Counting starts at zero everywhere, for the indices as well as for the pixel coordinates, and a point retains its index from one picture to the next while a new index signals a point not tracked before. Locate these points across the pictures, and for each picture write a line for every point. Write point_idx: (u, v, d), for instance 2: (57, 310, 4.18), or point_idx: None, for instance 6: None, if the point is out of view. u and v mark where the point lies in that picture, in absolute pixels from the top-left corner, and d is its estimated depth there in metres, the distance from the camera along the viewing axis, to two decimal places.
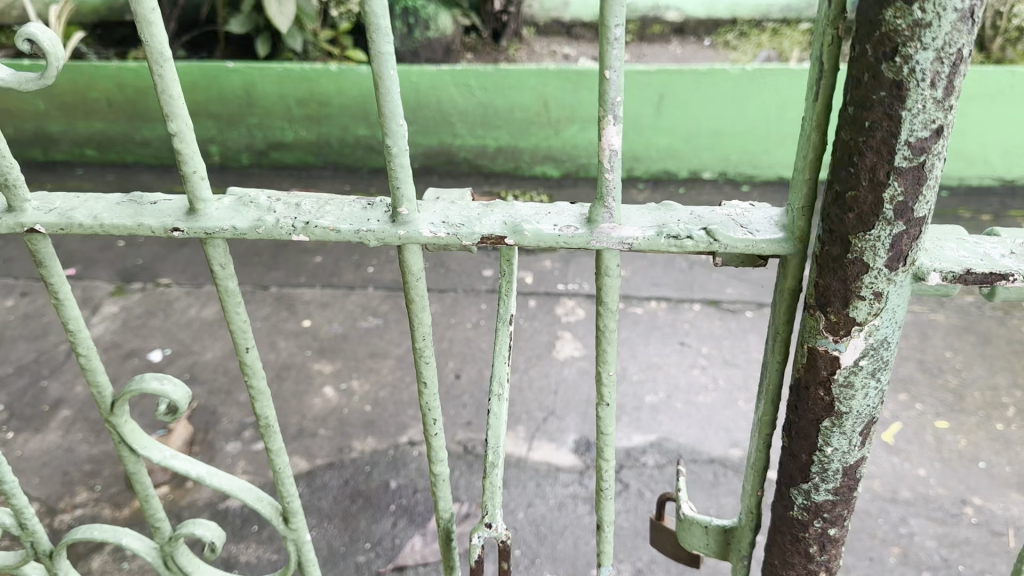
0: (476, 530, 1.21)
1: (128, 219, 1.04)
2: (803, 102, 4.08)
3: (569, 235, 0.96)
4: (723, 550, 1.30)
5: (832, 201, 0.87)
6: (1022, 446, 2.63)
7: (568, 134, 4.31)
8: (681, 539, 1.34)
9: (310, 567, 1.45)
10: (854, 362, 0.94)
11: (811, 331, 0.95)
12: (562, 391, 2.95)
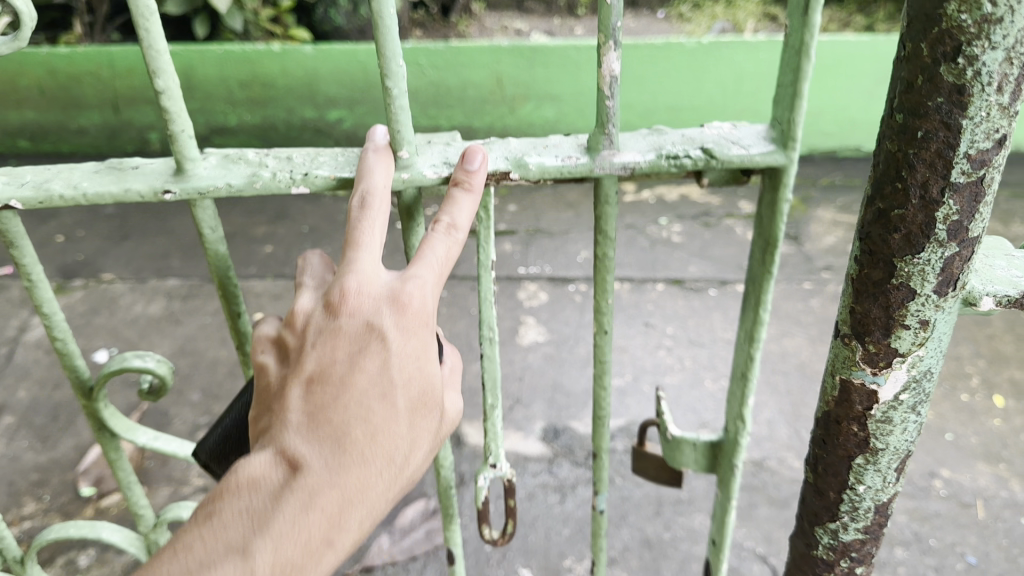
0: (482, 470, 1.19)
1: (112, 185, 0.95)
2: (760, 76, 4.05)
3: (572, 164, 0.96)
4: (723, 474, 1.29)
5: (873, 220, 0.81)
6: (987, 415, 2.65)
7: (524, 112, 4.23)
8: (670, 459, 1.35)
9: None
10: (893, 396, 0.89)
11: (845, 361, 0.90)
12: (527, 377, 2.89)
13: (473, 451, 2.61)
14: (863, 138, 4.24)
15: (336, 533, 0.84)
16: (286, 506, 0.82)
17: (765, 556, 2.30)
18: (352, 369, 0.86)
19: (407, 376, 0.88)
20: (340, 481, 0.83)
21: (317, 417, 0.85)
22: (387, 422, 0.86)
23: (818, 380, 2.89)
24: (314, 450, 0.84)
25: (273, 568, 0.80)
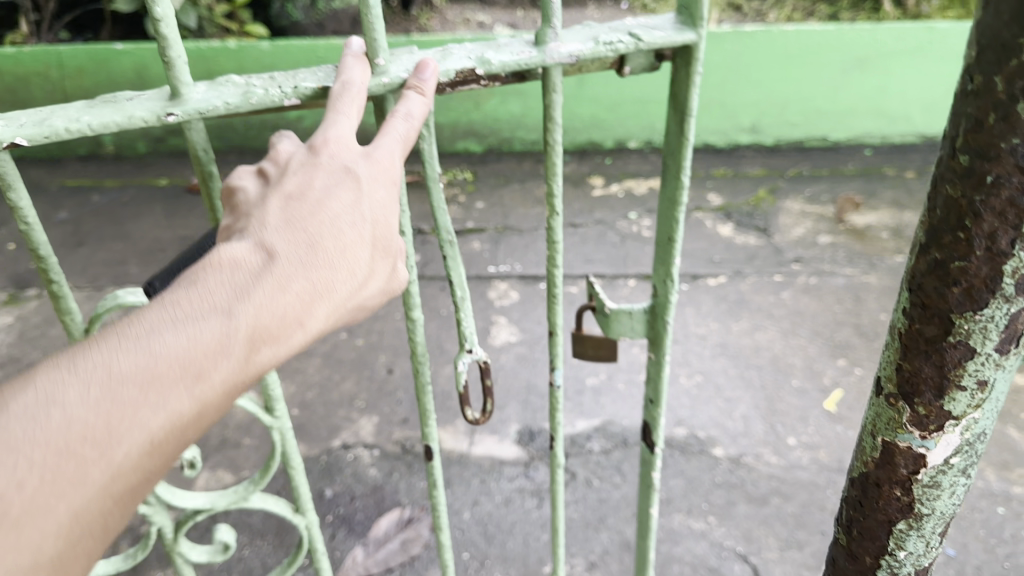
0: (461, 356, 1.21)
1: (114, 114, 0.93)
2: (725, 68, 4.06)
3: (526, 58, 1.03)
4: (655, 336, 1.32)
5: (927, 271, 0.82)
6: None
7: (489, 107, 4.17)
8: (606, 330, 1.33)
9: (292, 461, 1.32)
10: (941, 458, 0.92)
11: (890, 423, 0.93)
12: (501, 378, 2.83)
13: (447, 456, 2.56)
14: (828, 129, 4.25)
15: (308, 316, 0.81)
16: (264, 279, 0.79)
17: (745, 555, 2.26)
18: (332, 190, 0.88)
19: (373, 204, 0.90)
20: (315, 271, 0.82)
21: (290, 217, 0.85)
22: (358, 246, 0.87)
23: (792, 374, 2.86)
24: (290, 238, 0.83)
25: (258, 323, 0.78)
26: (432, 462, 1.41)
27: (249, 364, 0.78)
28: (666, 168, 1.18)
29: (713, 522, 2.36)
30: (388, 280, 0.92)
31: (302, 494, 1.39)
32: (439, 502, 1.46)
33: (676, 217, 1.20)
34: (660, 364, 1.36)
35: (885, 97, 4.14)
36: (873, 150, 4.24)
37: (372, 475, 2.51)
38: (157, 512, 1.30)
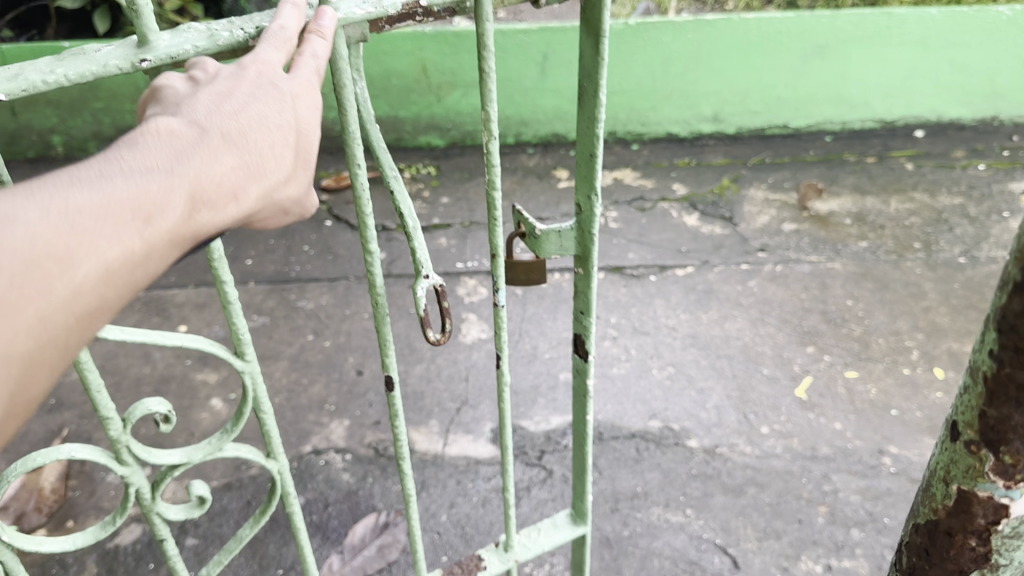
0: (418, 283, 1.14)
1: (87, 64, 0.87)
2: (686, 57, 4.06)
3: None
4: (583, 254, 1.29)
5: (1016, 316, 0.80)
6: (929, 389, 2.71)
7: (451, 100, 4.11)
8: (536, 250, 1.29)
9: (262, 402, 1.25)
10: (1021, 511, 0.92)
11: (967, 470, 0.92)
12: (473, 377, 2.80)
13: (422, 457, 2.52)
14: (789, 116, 4.28)
15: (243, 193, 0.80)
16: (203, 151, 0.77)
17: (724, 547, 2.24)
18: (263, 88, 0.86)
19: (299, 111, 0.88)
20: (247, 154, 0.80)
21: (216, 107, 0.82)
22: (288, 142, 0.85)
23: (762, 362, 2.87)
24: (224, 120, 0.81)
25: (201, 185, 0.76)
26: (391, 394, 1.32)
27: (191, 222, 0.75)
28: (583, 90, 1.15)
29: (691, 514, 2.33)
30: (304, 193, 0.90)
31: (273, 434, 1.29)
32: (400, 434, 1.39)
33: (596, 134, 1.16)
34: (588, 280, 1.33)
35: (843, 83, 4.18)
36: (832, 137, 4.31)
37: (345, 480, 2.45)
38: (135, 472, 1.16)
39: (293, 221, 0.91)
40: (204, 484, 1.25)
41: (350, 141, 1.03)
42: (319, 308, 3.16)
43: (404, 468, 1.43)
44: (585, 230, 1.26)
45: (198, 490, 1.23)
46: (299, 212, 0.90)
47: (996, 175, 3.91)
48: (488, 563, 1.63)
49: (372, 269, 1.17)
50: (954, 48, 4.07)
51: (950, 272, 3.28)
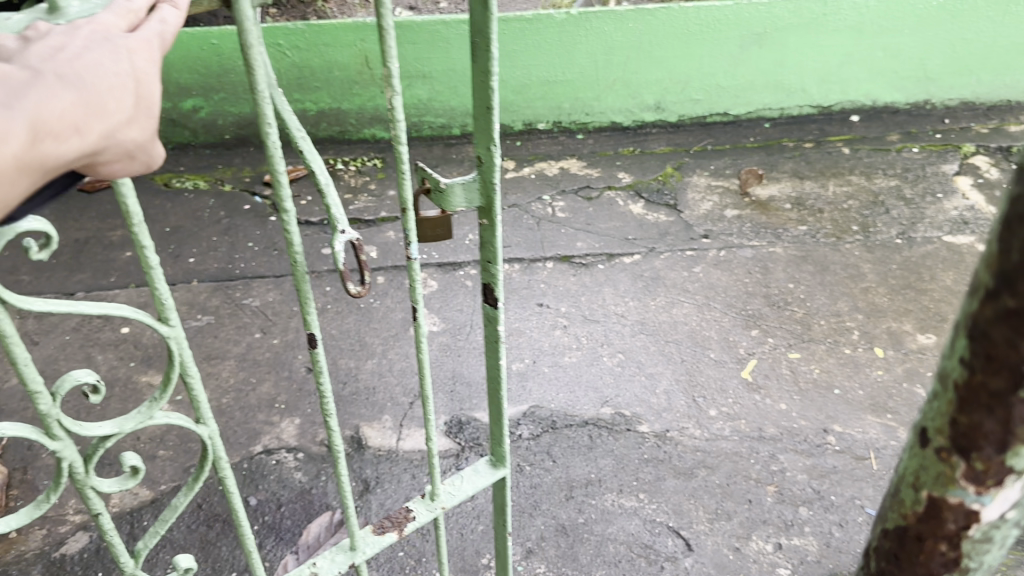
0: (335, 239, 1.12)
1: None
2: (628, 45, 4.09)
3: None
4: (487, 204, 1.28)
5: (995, 320, 0.65)
6: (869, 367, 2.80)
7: (395, 92, 4.07)
8: (441, 205, 1.27)
9: (190, 372, 1.16)
10: (994, 514, 0.76)
11: (936, 477, 0.76)
12: (425, 370, 2.79)
13: (375, 453, 2.50)
14: (730, 104, 4.36)
15: (83, 126, 0.76)
16: (32, 85, 0.74)
17: (677, 530, 2.28)
18: (98, 37, 0.81)
19: (147, 58, 0.84)
20: (87, 87, 0.77)
21: (49, 52, 0.78)
22: (129, 82, 0.81)
23: (709, 347, 2.92)
24: (57, 60, 0.77)
25: (34, 114, 0.72)
26: (314, 351, 1.25)
27: (31, 151, 0.72)
28: (474, 48, 1.14)
29: (644, 498, 2.37)
30: (149, 141, 0.84)
31: (203, 401, 1.20)
32: (326, 392, 1.32)
33: (491, 88, 1.15)
34: (491, 230, 1.32)
35: (780, 70, 4.26)
36: (770, 124, 4.42)
37: (298, 479, 2.42)
38: (67, 447, 1.10)
39: (141, 170, 0.85)
40: (136, 453, 1.17)
41: (258, 99, 0.96)
42: (265, 306, 3.11)
43: (331, 424, 1.36)
44: (487, 181, 1.25)
45: (130, 461, 1.16)
46: (147, 158, 0.85)
47: (928, 158, 4.04)
48: (417, 514, 1.57)
49: (291, 243, 1.10)
50: (887, 34, 4.17)
51: (887, 253, 3.38)
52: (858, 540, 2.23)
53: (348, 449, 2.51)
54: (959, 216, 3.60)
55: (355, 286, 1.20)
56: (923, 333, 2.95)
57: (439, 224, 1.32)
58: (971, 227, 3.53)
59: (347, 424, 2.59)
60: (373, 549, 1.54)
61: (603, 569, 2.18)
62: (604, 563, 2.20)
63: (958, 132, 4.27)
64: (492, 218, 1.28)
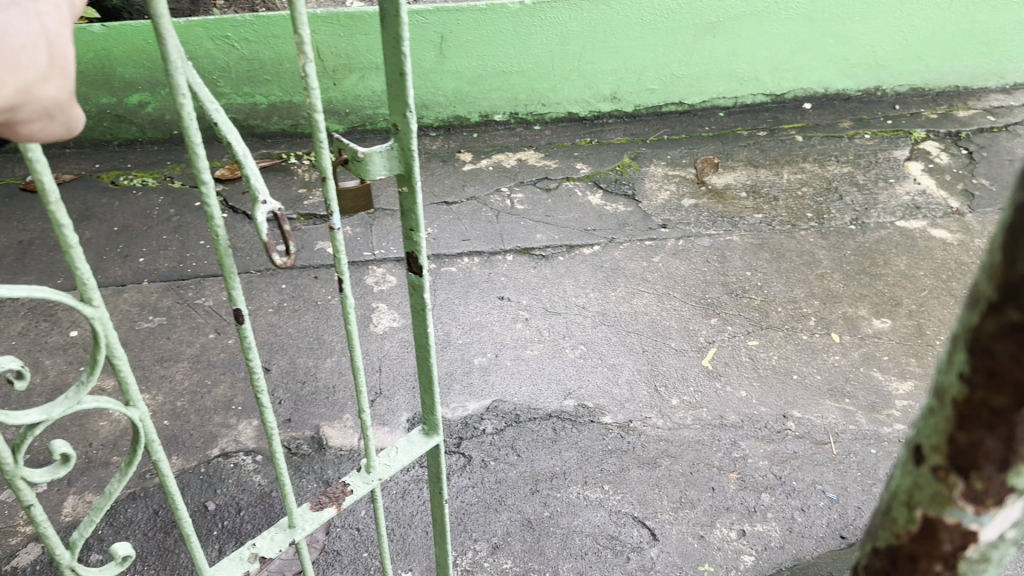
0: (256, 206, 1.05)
1: None
2: (582, 35, 4.07)
3: None
4: (406, 171, 1.22)
5: (997, 335, 0.48)
6: (826, 352, 2.84)
7: (348, 84, 4.01)
8: (358, 172, 1.21)
9: (118, 356, 1.05)
10: (997, 533, 0.58)
11: (932, 497, 0.58)
12: (386, 367, 2.74)
13: (337, 453, 2.45)
14: (685, 93, 4.39)
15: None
16: None
17: (643, 520, 2.27)
18: None
19: (58, 21, 0.79)
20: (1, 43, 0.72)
21: None
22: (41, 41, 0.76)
23: (669, 336, 2.93)
24: None
25: None
26: (241, 328, 1.13)
27: None
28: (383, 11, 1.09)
29: (608, 489, 2.36)
30: (64, 102, 0.80)
31: (132, 386, 1.09)
32: (255, 367, 1.19)
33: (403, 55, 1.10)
34: (411, 196, 1.26)
35: (733, 59, 4.29)
36: (725, 112, 4.45)
37: (257, 483, 2.36)
38: None
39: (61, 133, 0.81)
40: (65, 440, 1.06)
41: (170, 69, 0.91)
42: (220, 306, 3.04)
43: (263, 401, 1.22)
44: (405, 148, 1.19)
45: (60, 449, 1.05)
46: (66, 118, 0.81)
47: (880, 144, 4.11)
48: (354, 488, 1.48)
49: (211, 217, 1.03)
50: (839, 22, 4.21)
51: (842, 239, 3.43)
52: (819, 524, 2.26)
53: (309, 449, 2.46)
54: (910, 201, 3.66)
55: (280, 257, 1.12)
56: (878, 318, 3.00)
57: (359, 193, 1.32)
58: (922, 212, 3.59)
59: (307, 424, 2.54)
60: (312, 525, 1.42)
61: (570, 562, 2.16)
62: (570, 555, 2.18)
63: (907, 119, 4.35)
64: (413, 186, 1.22)
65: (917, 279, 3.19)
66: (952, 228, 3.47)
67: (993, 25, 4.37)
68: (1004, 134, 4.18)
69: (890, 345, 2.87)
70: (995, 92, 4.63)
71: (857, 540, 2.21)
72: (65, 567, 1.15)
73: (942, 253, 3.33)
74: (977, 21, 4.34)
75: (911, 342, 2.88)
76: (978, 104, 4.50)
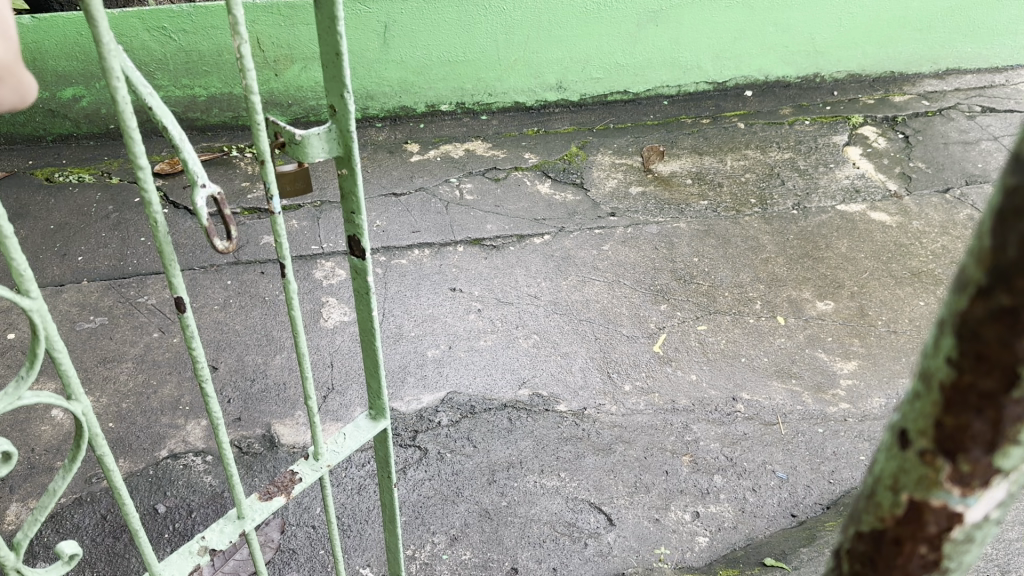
0: (195, 190, 1.00)
1: None
2: (527, 24, 4.06)
3: None
4: (345, 155, 1.16)
5: (986, 319, 0.44)
6: (772, 335, 2.90)
7: (290, 75, 3.94)
8: (296, 156, 1.14)
9: (57, 348, 0.99)
10: (984, 516, 0.53)
11: (918, 482, 0.53)
12: (338, 362, 2.70)
13: (289, 451, 2.41)
14: (629, 82, 4.43)
15: None
16: None
17: (599, 505, 2.29)
18: None
19: None
20: None
21: None
22: None
23: (621, 323, 2.96)
24: None
25: None
26: (183, 316, 1.08)
27: None
28: None
29: (565, 477, 2.37)
30: None
31: (75, 381, 1.03)
32: (198, 356, 1.13)
33: (338, 33, 1.04)
34: (351, 180, 1.20)
35: (676, 48, 4.34)
36: (669, 100, 4.51)
37: (208, 483, 2.31)
38: None
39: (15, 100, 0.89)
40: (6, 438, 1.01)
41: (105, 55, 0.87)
42: (163, 304, 2.97)
43: (207, 391, 1.17)
44: (344, 130, 1.13)
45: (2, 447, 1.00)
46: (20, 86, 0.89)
47: (820, 130, 4.20)
48: (302, 476, 1.44)
49: (150, 204, 0.99)
50: (779, 10, 4.28)
51: (785, 224, 3.50)
52: (771, 503, 2.30)
53: (260, 448, 2.41)
54: (850, 185, 3.76)
55: (222, 243, 1.09)
56: (822, 300, 3.07)
57: (297, 176, 1.25)
58: (862, 195, 3.69)
59: (258, 422, 2.50)
60: (262, 515, 1.37)
61: (528, 551, 2.17)
62: (528, 544, 2.18)
63: (846, 105, 4.46)
64: (352, 169, 1.17)
65: (858, 262, 3.27)
66: (891, 211, 3.58)
67: (925, 13, 4.50)
68: (937, 118, 4.32)
69: (834, 326, 2.94)
70: (929, 78, 4.77)
71: (807, 517, 2.26)
72: (9, 569, 1.10)
73: (882, 236, 3.42)
74: (910, 8, 4.46)
75: (853, 322, 2.96)
76: (911, 90, 4.63)
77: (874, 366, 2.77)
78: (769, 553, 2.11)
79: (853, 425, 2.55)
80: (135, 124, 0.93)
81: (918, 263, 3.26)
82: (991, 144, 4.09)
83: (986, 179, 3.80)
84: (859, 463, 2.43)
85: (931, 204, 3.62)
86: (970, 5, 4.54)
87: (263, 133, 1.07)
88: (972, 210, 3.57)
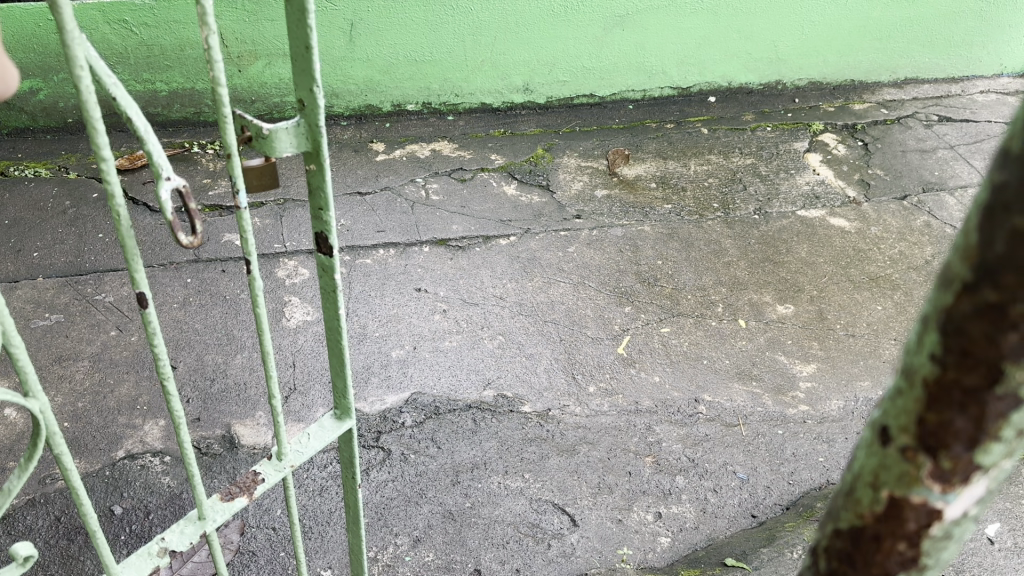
0: (160, 182, 0.98)
1: None
2: (495, 24, 4.07)
3: None
4: (315, 149, 1.14)
5: (972, 314, 0.45)
6: (734, 337, 2.94)
7: (254, 71, 3.89)
8: (265, 150, 1.13)
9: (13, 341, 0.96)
10: (962, 512, 0.54)
11: (899, 478, 0.54)
12: (300, 362, 2.67)
13: (249, 452, 2.37)
14: (595, 86, 4.46)
15: None
16: None
17: (563, 506, 2.29)
18: None
19: None
20: None
21: None
22: None
23: (586, 325, 2.96)
24: None
25: None
26: (145, 312, 1.05)
27: None
28: None
29: (529, 478, 2.37)
30: None
31: (30, 375, 1.00)
32: (161, 354, 1.10)
33: (309, 26, 1.02)
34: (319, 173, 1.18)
35: (643, 53, 4.38)
36: (634, 104, 4.54)
37: (166, 484, 2.26)
38: None
39: None
40: None
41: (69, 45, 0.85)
42: (121, 302, 2.90)
43: (170, 388, 1.14)
44: (312, 124, 1.12)
45: None
46: None
47: (781, 137, 4.26)
48: (266, 476, 1.42)
49: (112, 197, 0.96)
50: (743, 17, 4.33)
51: (747, 228, 3.55)
52: (730, 504, 2.33)
53: (220, 449, 2.38)
54: (810, 190, 3.82)
55: (187, 238, 1.06)
56: (782, 304, 3.12)
57: (263, 171, 1.23)
58: (822, 201, 3.75)
59: (218, 422, 2.46)
60: (223, 516, 1.34)
61: (491, 552, 2.16)
62: (492, 545, 2.18)
63: (806, 112, 4.53)
64: (321, 165, 1.15)
65: (817, 267, 3.33)
66: (850, 217, 3.64)
67: (884, 23, 4.61)
68: (896, 126, 4.41)
69: (794, 329, 2.99)
70: (887, 86, 4.88)
71: (767, 518, 2.29)
72: None
73: (840, 241, 3.49)
74: (870, 18, 4.56)
75: (812, 325, 3.01)
76: (871, 98, 4.73)
77: (833, 369, 2.82)
78: (730, 553, 2.12)
79: (812, 427, 2.59)
80: (98, 114, 0.90)
81: (876, 268, 3.33)
82: (948, 152, 4.20)
83: (942, 187, 3.89)
84: (818, 465, 2.47)
85: (889, 211, 3.70)
86: (927, 16, 4.66)
87: (232, 124, 1.05)
88: (929, 218, 3.66)
